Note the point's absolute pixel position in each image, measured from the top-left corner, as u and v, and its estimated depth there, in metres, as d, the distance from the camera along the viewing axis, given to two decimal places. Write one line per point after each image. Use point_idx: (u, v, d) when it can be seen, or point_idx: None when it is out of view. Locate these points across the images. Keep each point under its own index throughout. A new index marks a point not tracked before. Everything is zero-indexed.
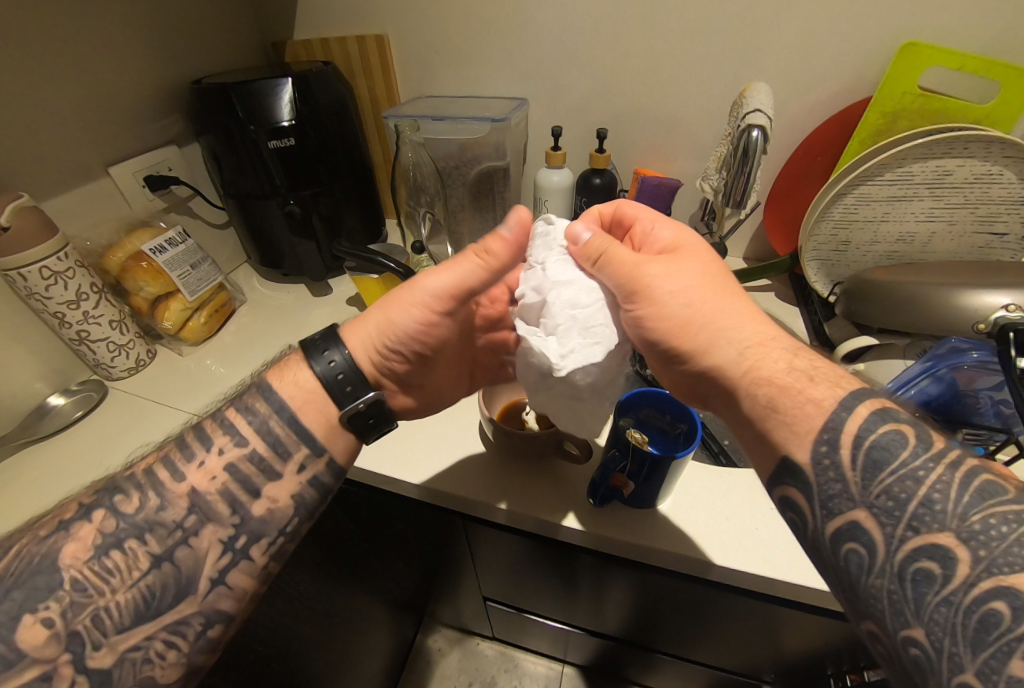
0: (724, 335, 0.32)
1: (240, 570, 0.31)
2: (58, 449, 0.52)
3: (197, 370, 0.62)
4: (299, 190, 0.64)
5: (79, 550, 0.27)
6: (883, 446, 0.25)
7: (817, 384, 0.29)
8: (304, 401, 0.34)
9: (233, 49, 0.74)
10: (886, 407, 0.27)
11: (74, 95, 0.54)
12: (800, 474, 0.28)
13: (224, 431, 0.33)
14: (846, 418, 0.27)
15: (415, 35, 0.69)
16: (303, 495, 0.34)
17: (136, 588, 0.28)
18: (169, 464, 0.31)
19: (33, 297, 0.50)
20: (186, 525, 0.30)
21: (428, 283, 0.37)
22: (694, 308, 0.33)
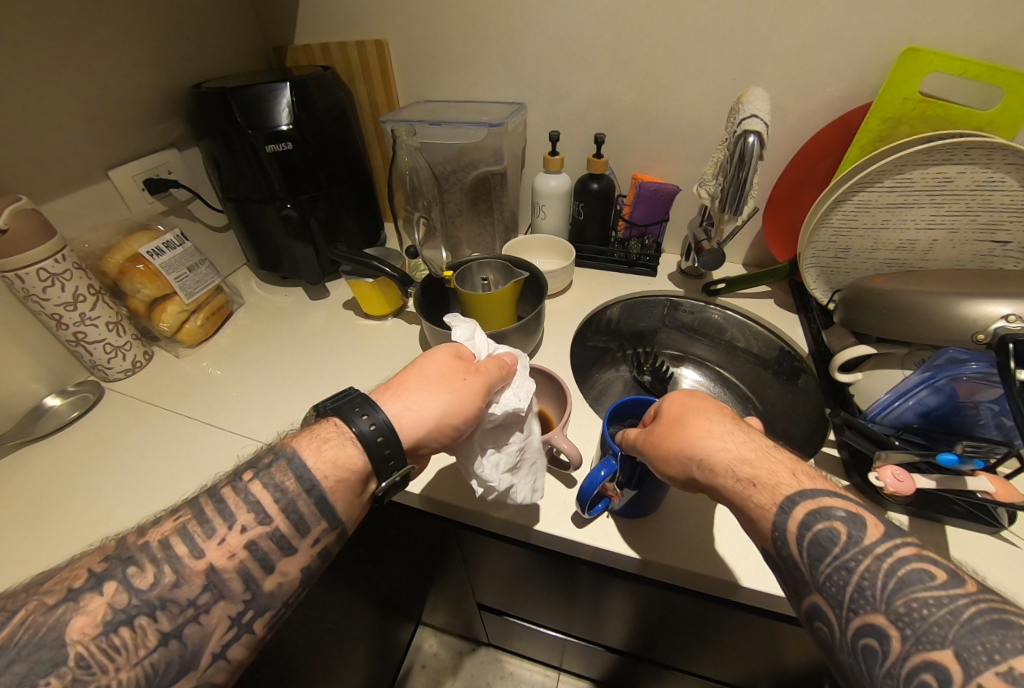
0: (682, 455, 0.31)
1: (240, 643, 0.30)
2: (53, 450, 0.53)
3: (193, 373, 0.62)
4: (297, 195, 0.65)
5: (88, 624, 0.26)
6: (821, 542, 0.26)
7: (761, 491, 0.29)
8: (336, 481, 0.32)
9: (236, 54, 0.75)
10: (823, 503, 0.27)
11: (75, 101, 0.55)
12: (769, 558, 0.29)
13: (247, 507, 0.31)
14: (784, 520, 0.27)
15: (413, 41, 0.70)
16: (311, 568, 0.32)
17: (141, 665, 0.26)
18: (187, 536, 0.29)
19: (30, 298, 0.50)
20: (199, 603, 0.28)
21: (441, 404, 0.35)
22: (658, 434, 0.33)
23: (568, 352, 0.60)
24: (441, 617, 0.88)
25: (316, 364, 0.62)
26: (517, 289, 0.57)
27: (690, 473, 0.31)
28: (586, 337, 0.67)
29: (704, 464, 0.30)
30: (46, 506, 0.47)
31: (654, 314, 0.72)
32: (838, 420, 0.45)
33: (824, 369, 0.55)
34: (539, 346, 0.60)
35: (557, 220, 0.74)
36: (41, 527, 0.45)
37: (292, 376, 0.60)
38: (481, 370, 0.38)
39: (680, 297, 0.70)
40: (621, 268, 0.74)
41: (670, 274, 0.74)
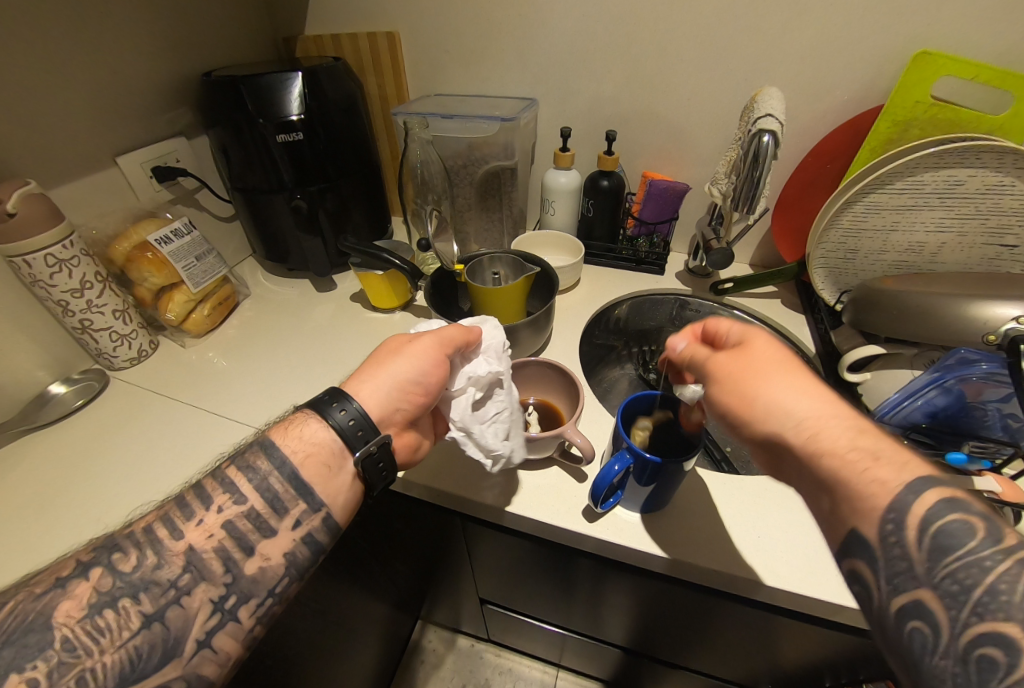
0: (787, 410, 0.27)
1: (225, 631, 0.29)
2: (57, 439, 0.52)
3: (199, 363, 0.62)
4: (306, 186, 0.64)
5: (73, 608, 0.26)
6: (950, 535, 0.22)
7: (882, 466, 0.25)
8: (306, 456, 0.33)
9: (245, 45, 0.74)
10: (957, 496, 0.23)
11: (82, 86, 0.54)
12: (867, 548, 0.24)
13: (224, 489, 0.32)
14: (909, 500, 0.23)
15: (426, 35, 0.70)
16: (295, 554, 0.32)
17: (124, 649, 0.26)
18: (168, 521, 0.30)
19: (37, 284, 0.50)
20: (180, 584, 0.28)
21: (396, 368, 0.37)
22: (761, 384, 0.29)
23: (576, 349, 0.60)
24: (439, 613, 0.88)
25: (322, 356, 0.62)
26: (529, 283, 0.57)
27: (790, 431, 0.27)
28: (593, 334, 0.67)
29: (812, 425, 0.27)
30: (45, 495, 0.46)
31: (661, 312, 0.73)
32: None
33: (831, 368, 0.55)
34: (547, 342, 0.60)
35: (566, 216, 0.73)
36: (41, 515, 0.44)
37: (298, 367, 0.60)
38: (426, 332, 0.41)
39: (689, 296, 0.70)
40: (629, 266, 0.74)
41: (677, 273, 0.74)
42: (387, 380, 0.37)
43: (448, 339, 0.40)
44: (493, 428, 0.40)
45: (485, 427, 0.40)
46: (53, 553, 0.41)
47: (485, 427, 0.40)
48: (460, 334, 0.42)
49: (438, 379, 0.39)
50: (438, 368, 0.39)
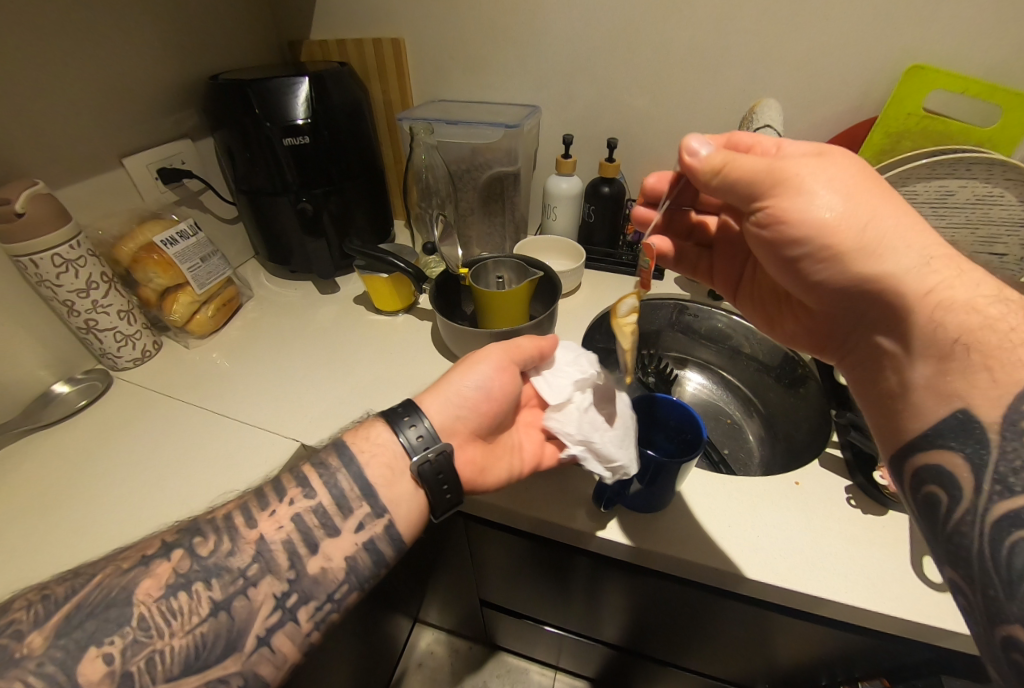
0: (895, 241, 0.28)
1: (284, 631, 0.30)
2: (61, 438, 0.52)
3: (202, 364, 0.62)
4: (311, 189, 0.65)
5: (153, 586, 0.28)
6: None
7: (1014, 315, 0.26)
8: (373, 456, 0.36)
9: (251, 49, 0.75)
10: None
11: (91, 88, 0.55)
12: (978, 429, 0.25)
13: (297, 482, 0.34)
14: None
15: (430, 41, 0.71)
16: (356, 560, 0.33)
17: (192, 635, 0.28)
18: (246, 509, 0.32)
19: (43, 284, 0.50)
20: (248, 574, 0.30)
21: (459, 380, 0.42)
22: (860, 205, 0.28)
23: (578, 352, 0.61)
24: (438, 615, 0.88)
25: (327, 357, 0.62)
26: (532, 288, 0.58)
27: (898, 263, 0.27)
28: (594, 337, 0.68)
29: (924, 261, 0.27)
30: (61, 495, 0.46)
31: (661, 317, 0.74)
32: (843, 421, 0.49)
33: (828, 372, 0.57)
34: None
35: (567, 221, 0.74)
36: (56, 513, 0.45)
37: (303, 367, 0.61)
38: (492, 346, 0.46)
39: (688, 301, 0.72)
40: (628, 271, 0.74)
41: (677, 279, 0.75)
42: (452, 389, 0.41)
43: (512, 348, 0.46)
44: (608, 435, 0.41)
45: (600, 433, 0.41)
46: (63, 552, 0.42)
47: (601, 433, 0.41)
48: (524, 344, 0.47)
49: (499, 386, 0.43)
50: (500, 375, 0.43)
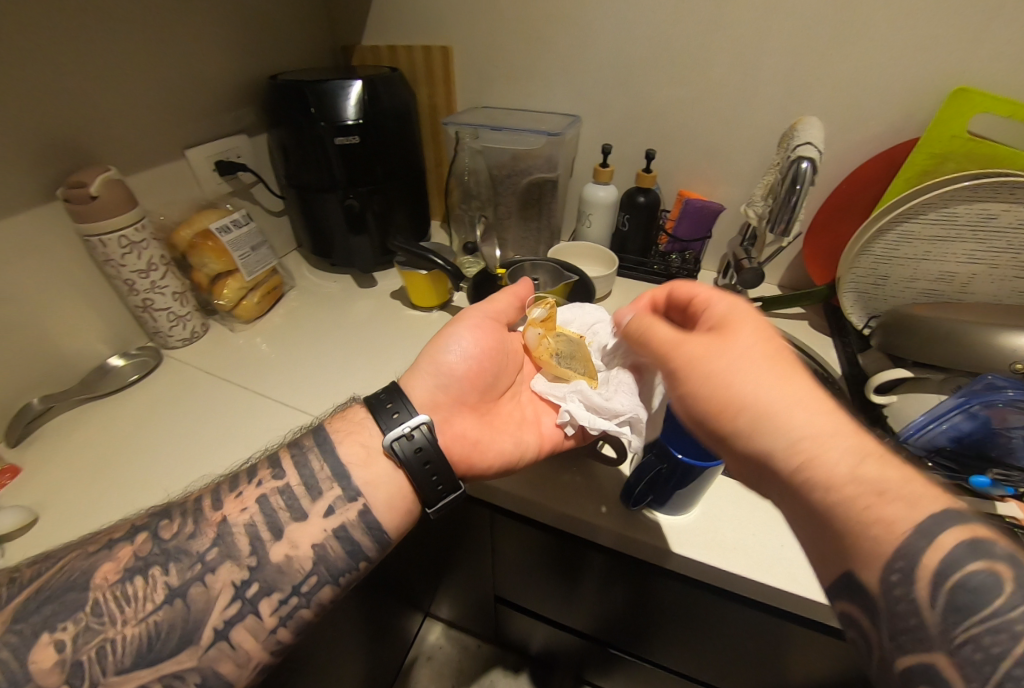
0: (768, 418, 0.28)
1: (245, 625, 0.32)
2: (114, 408, 0.56)
3: (246, 347, 0.65)
4: (358, 187, 0.68)
5: (111, 571, 0.31)
6: (972, 589, 0.21)
7: (892, 502, 0.23)
8: (346, 433, 0.39)
9: (308, 52, 0.79)
10: (977, 536, 0.22)
11: (163, 85, 0.59)
12: (865, 594, 0.24)
13: (268, 465, 0.38)
14: (922, 550, 0.22)
15: (477, 51, 0.74)
16: (325, 549, 0.35)
17: (145, 623, 0.30)
18: (214, 494, 0.36)
19: (110, 263, 0.54)
20: (207, 559, 0.32)
21: (440, 352, 0.46)
22: (731, 382, 0.30)
23: None
24: (450, 610, 0.89)
25: (362, 347, 0.65)
26: (564, 292, 0.61)
27: (772, 443, 0.27)
28: None
29: (800, 436, 0.27)
30: (99, 460, 0.50)
31: None
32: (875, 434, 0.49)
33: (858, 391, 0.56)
34: None
35: (602, 229, 0.76)
36: (105, 478, 0.48)
37: (340, 355, 0.63)
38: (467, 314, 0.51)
39: None
40: (658, 281, 0.75)
41: None
42: (431, 361, 0.45)
43: (487, 311, 0.50)
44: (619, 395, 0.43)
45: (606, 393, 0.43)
46: (113, 514, 0.44)
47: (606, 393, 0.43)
48: (499, 305, 0.51)
49: (482, 347, 0.48)
50: (481, 335, 0.48)
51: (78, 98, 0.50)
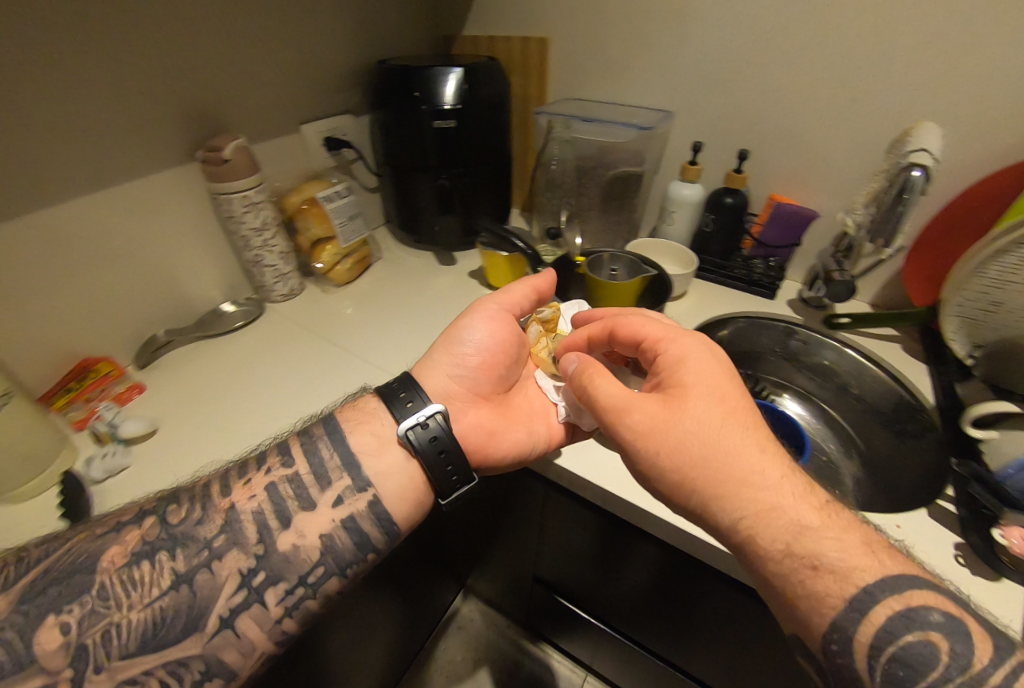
0: (717, 504, 0.33)
1: (248, 615, 0.33)
2: (221, 349, 0.63)
3: (335, 309, 0.70)
4: (449, 168, 0.71)
5: (117, 555, 0.32)
6: (911, 658, 0.27)
7: (826, 578, 0.29)
8: (356, 423, 0.42)
9: (415, 40, 0.84)
10: (913, 607, 0.28)
11: (288, 65, 0.65)
12: (813, 648, 0.31)
13: (276, 454, 0.39)
14: (853, 625, 0.28)
15: (577, 43, 0.75)
16: (331, 540, 0.36)
17: (150, 609, 0.31)
18: (222, 482, 0.37)
19: (232, 220, 0.61)
20: (213, 546, 0.33)
21: (455, 344, 0.49)
22: (681, 467, 0.35)
23: None
24: (487, 584, 0.92)
25: (437, 320, 0.68)
26: (642, 285, 0.61)
27: (724, 526, 0.33)
28: None
29: (746, 521, 0.32)
30: (188, 400, 0.56)
31: (766, 339, 0.71)
32: (964, 471, 0.42)
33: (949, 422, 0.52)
34: None
35: (682, 229, 0.75)
36: (213, 406, 0.55)
37: (419, 324, 0.67)
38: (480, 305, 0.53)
39: (798, 326, 0.69)
40: (737, 286, 0.74)
41: (789, 300, 0.74)
42: (446, 351, 0.49)
43: (498, 303, 0.53)
44: None
45: None
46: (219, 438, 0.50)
47: None
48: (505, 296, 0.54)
49: (493, 340, 0.51)
50: (494, 329, 0.51)
51: (221, 73, 0.58)
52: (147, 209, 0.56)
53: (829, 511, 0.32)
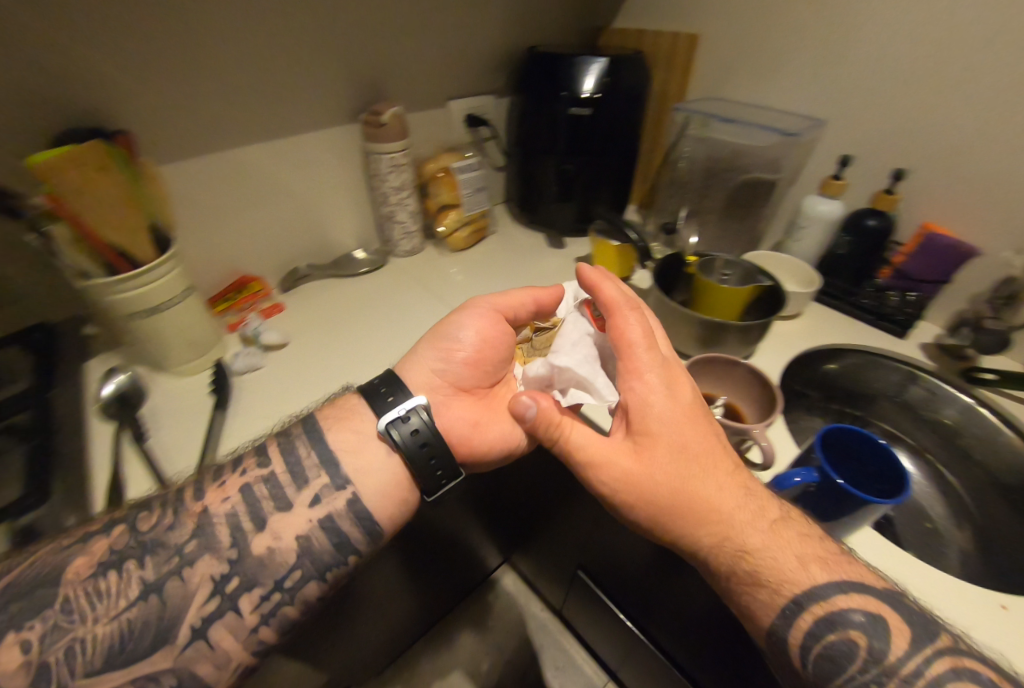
0: (678, 538, 0.38)
1: (221, 624, 0.35)
2: (347, 288, 0.73)
3: (447, 270, 0.77)
4: (575, 155, 0.74)
5: (83, 565, 0.33)
6: (839, 651, 0.33)
7: (765, 590, 0.35)
8: (334, 420, 0.44)
9: (565, 29, 0.87)
10: (836, 613, 0.33)
11: (442, 46, 0.72)
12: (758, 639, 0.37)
13: (255, 455, 0.41)
14: (784, 628, 0.35)
15: (731, 40, 0.73)
16: (309, 540, 0.38)
17: (117, 622, 0.32)
18: (194, 487, 0.39)
19: (377, 177, 0.69)
20: (185, 552, 0.35)
21: (445, 338, 0.50)
22: (646, 510, 0.38)
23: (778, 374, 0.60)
24: (530, 563, 0.95)
25: None
26: (754, 294, 0.59)
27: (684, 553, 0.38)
28: (799, 369, 0.65)
29: (702, 549, 0.37)
30: (312, 324, 0.66)
31: (885, 379, 0.65)
32: None
33: None
34: (755, 353, 0.61)
35: (810, 246, 0.71)
36: (337, 332, 0.65)
37: None
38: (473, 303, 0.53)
39: (928, 372, 0.62)
40: (862, 316, 0.68)
41: (923, 343, 0.66)
42: (433, 346, 0.50)
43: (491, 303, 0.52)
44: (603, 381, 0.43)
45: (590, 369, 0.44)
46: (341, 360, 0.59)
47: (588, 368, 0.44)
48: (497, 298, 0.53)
49: (482, 340, 0.51)
50: (485, 328, 0.51)
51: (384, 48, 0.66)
52: (308, 158, 0.68)
53: (771, 539, 0.36)
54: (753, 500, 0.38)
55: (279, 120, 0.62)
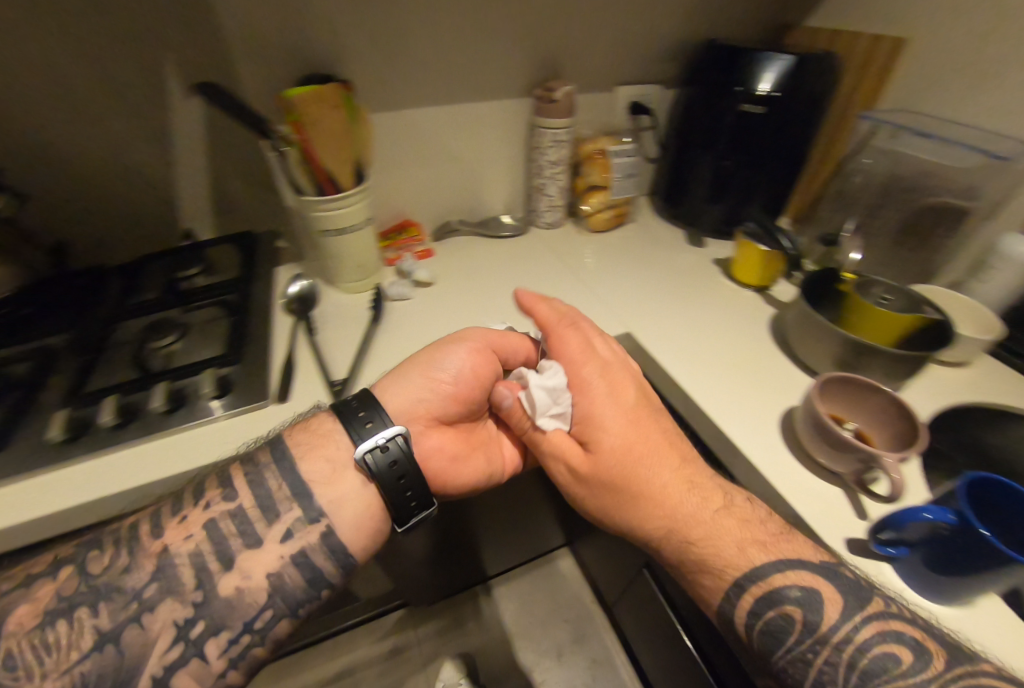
0: (626, 527, 0.43)
1: (186, 669, 0.33)
2: (489, 247, 0.79)
3: (583, 248, 0.80)
4: (735, 154, 0.73)
5: (26, 616, 0.32)
6: (779, 630, 0.36)
7: (707, 575, 0.39)
8: (303, 447, 0.41)
9: (748, 26, 0.85)
10: (775, 595, 0.36)
11: (617, 31, 0.75)
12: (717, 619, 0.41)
13: (220, 484, 0.39)
14: (725, 607, 0.38)
15: (946, 49, 0.65)
16: (280, 578, 0.37)
17: (69, 674, 0.31)
18: (153, 520, 0.37)
19: (537, 150, 0.75)
20: (142, 597, 0.34)
21: (435, 365, 0.48)
22: (592, 499, 0.44)
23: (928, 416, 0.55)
24: (593, 551, 0.99)
25: (677, 290, 0.72)
26: (919, 323, 0.54)
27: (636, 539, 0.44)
28: (952, 423, 0.58)
29: (646, 535, 0.42)
30: (456, 273, 0.74)
31: None
32: None
33: None
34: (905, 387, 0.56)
35: (997, 291, 0.63)
36: (477, 282, 0.72)
37: (654, 285, 0.72)
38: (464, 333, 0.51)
39: None
40: None
41: None
42: (419, 370, 0.47)
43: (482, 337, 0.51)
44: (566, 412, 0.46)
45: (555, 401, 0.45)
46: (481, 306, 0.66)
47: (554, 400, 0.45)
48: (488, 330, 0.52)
49: (471, 372, 0.49)
50: (475, 358, 0.49)
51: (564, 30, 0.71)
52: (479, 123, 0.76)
53: (712, 526, 0.39)
54: (698, 492, 0.41)
55: (459, 89, 0.71)
